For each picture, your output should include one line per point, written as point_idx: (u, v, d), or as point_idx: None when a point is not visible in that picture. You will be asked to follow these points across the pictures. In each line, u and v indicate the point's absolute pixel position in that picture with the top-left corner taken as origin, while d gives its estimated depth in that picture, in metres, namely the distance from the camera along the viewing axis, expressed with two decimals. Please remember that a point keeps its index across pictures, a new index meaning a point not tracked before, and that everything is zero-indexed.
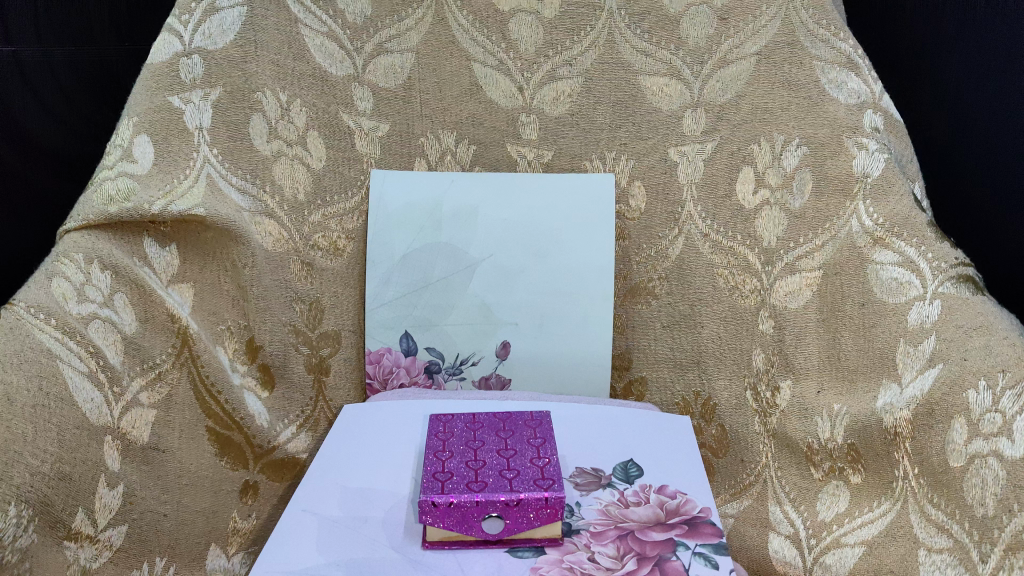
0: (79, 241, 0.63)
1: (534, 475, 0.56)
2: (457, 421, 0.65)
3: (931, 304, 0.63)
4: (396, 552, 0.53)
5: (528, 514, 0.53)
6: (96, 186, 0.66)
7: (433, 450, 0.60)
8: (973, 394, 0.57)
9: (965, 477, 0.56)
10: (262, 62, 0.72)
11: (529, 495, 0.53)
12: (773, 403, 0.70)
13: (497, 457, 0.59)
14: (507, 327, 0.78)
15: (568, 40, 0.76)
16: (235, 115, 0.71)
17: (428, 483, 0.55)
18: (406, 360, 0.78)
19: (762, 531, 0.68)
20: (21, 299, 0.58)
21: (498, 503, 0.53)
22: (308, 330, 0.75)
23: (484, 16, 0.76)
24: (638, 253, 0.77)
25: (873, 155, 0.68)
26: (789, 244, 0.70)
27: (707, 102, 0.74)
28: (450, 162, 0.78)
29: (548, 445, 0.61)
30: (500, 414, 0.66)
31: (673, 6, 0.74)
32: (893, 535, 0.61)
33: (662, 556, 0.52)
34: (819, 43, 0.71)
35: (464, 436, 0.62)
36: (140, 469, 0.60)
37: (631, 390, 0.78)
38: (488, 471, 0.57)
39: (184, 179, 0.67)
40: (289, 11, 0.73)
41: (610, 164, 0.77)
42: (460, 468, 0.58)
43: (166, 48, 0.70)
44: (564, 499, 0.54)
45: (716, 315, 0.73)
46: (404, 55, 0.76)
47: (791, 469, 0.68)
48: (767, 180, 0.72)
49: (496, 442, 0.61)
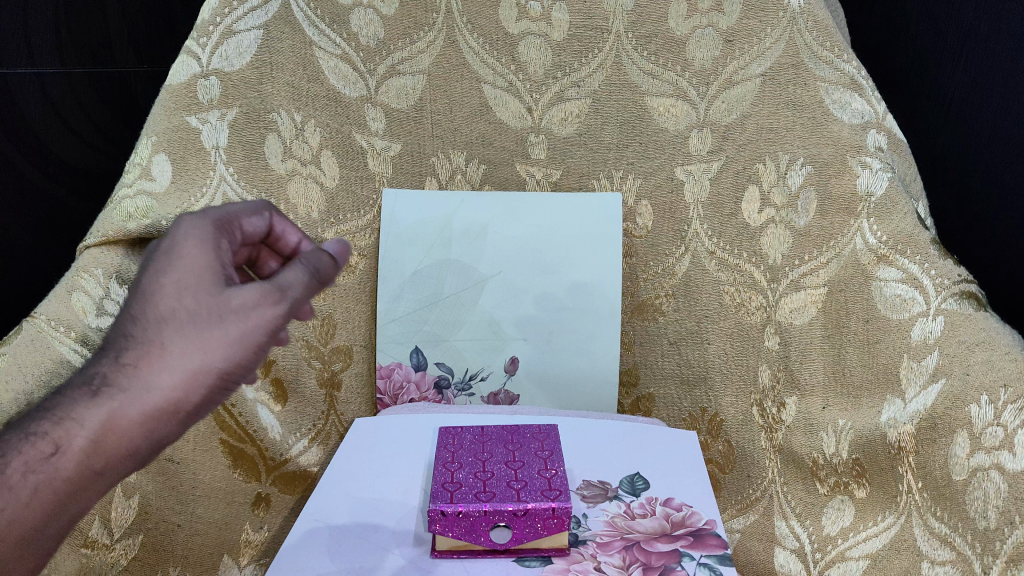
0: (98, 257, 0.64)
1: (542, 486, 0.57)
2: (465, 433, 0.65)
3: (935, 319, 0.64)
4: (405, 560, 0.55)
5: (535, 523, 0.54)
6: (115, 204, 0.68)
7: (442, 461, 0.61)
8: (975, 408, 0.59)
9: (968, 490, 0.58)
10: (278, 84, 0.73)
11: (537, 504, 0.54)
12: (779, 419, 0.71)
13: (505, 468, 0.60)
14: (515, 343, 0.79)
15: (577, 61, 0.78)
16: (251, 134, 0.72)
17: (438, 493, 0.56)
18: (417, 374, 0.79)
19: (768, 545, 0.69)
20: (43, 313, 0.60)
21: (506, 512, 0.54)
22: (320, 344, 0.76)
23: (494, 38, 0.78)
24: (645, 270, 0.78)
25: (877, 175, 0.69)
26: (795, 261, 0.71)
27: (713, 123, 0.75)
28: (461, 181, 0.80)
29: (556, 458, 0.61)
30: (508, 426, 0.66)
31: (679, 29, 0.75)
32: (897, 549, 0.63)
33: (668, 566, 0.54)
34: (823, 65, 0.72)
35: (473, 448, 0.63)
36: (155, 480, 0.61)
37: (638, 406, 0.80)
38: (497, 482, 0.58)
39: (200, 198, 0.70)
40: (304, 34, 0.74)
41: (617, 183, 0.79)
42: (469, 478, 0.58)
43: (184, 70, 0.72)
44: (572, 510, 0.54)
45: (722, 332, 0.74)
46: (416, 76, 0.78)
47: (797, 485, 0.69)
48: (772, 198, 0.73)
49: (505, 454, 0.62)
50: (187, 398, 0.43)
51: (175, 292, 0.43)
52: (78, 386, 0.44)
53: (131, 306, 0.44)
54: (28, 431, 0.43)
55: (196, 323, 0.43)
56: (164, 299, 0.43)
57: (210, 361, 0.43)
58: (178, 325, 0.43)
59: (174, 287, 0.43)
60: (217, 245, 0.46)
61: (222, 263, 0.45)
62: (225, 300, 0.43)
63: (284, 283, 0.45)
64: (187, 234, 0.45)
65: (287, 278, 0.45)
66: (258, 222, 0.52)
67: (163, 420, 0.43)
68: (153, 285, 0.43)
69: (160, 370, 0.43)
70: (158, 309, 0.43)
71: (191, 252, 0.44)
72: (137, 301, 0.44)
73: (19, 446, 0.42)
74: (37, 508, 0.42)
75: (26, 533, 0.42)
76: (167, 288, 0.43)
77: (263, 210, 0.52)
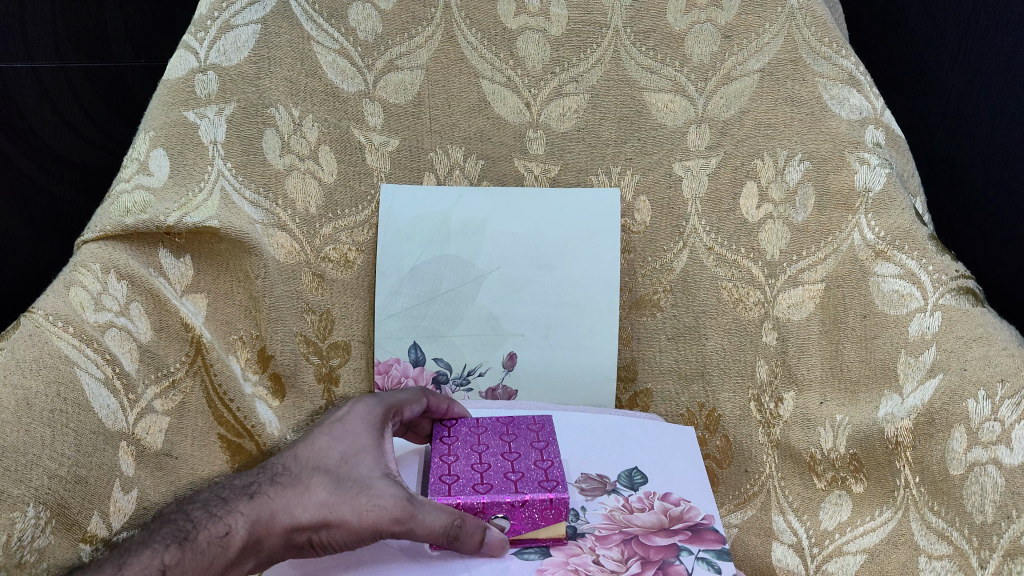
0: (96, 252, 0.65)
1: (540, 476, 0.58)
2: (461, 424, 0.65)
3: (932, 314, 0.64)
4: (402, 551, 0.56)
5: (533, 514, 0.55)
6: (113, 199, 0.68)
7: (438, 453, 0.61)
8: (973, 403, 0.59)
9: (965, 484, 0.58)
10: (276, 79, 0.73)
11: (534, 495, 0.55)
12: (777, 414, 0.71)
13: (501, 460, 0.60)
14: (514, 339, 0.79)
15: (575, 57, 0.77)
16: (249, 130, 0.72)
17: (436, 486, 0.57)
18: (415, 370, 0.79)
19: (765, 540, 0.70)
20: (41, 307, 0.60)
21: (505, 504, 0.55)
22: (319, 340, 0.76)
23: (493, 33, 0.77)
24: (643, 265, 0.78)
25: (874, 170, 0.69)
26: (793, 257, 0.71)
27: (711, 118, 0.75)
28: (459, 177, 0.80)
29: (553, 448, 0.62)
30: (503, 418, 0.66)
31: (677, 24, 0.75)
32: (895, 543, 0.63)
33: (666, 560, 0.55)
34: (821, 60, 0.72)
35: (469, 440, 0.63)
36: (153, 474, 0.63)
37: (636, 402, 0.79)
38: (494, 473, 0.58)
39: (198, 192, 0.69)
40: (302, 29, 0.74)
41: (615, 178, 0.78)
42: (466, 471, 0.59)
43: (182, 64, 0.72)
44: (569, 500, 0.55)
45: (721, 327, 0.74)
46: (414, 71, 0.77)
47: (794, 479, 0.70)
48: (771, 194, 0.72)
49: (501, 445, 0.62)
50: (305, 535, 0.55)
51: (339, 457, 0.57)
52: (241, 489, 0.57)
53: (300, 449, 0.59)
54: (212, 512, 0.55)
55: (340, 487, 0.55)
56: (329, 457, 0.58)
57: (334, 519, 0.54)
58: (328, 480, 0.56)
59: (339, 455, 0.57)
60: (382, 430, 0.61)
61: (384, 458, 0.58)
62: (369, 484, 0.55)
63: (421, 514, 0.53)
64: (362, 417, 0.61)
65: (422, 509, 0.53)
66: (416, 407, 0.64)
67: (290, 544, 0.55)
68: (327, 447, 0.58)
69: (299, 503, 0.55)
70: (322, 461, 0.57)
71: (362, 434, 0.59)
72: (308, 451, 0.59)
73: (206, 522, 0.54)
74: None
75: None
76: (335, 454, 0.58)
77: (423, 396, 0.65)
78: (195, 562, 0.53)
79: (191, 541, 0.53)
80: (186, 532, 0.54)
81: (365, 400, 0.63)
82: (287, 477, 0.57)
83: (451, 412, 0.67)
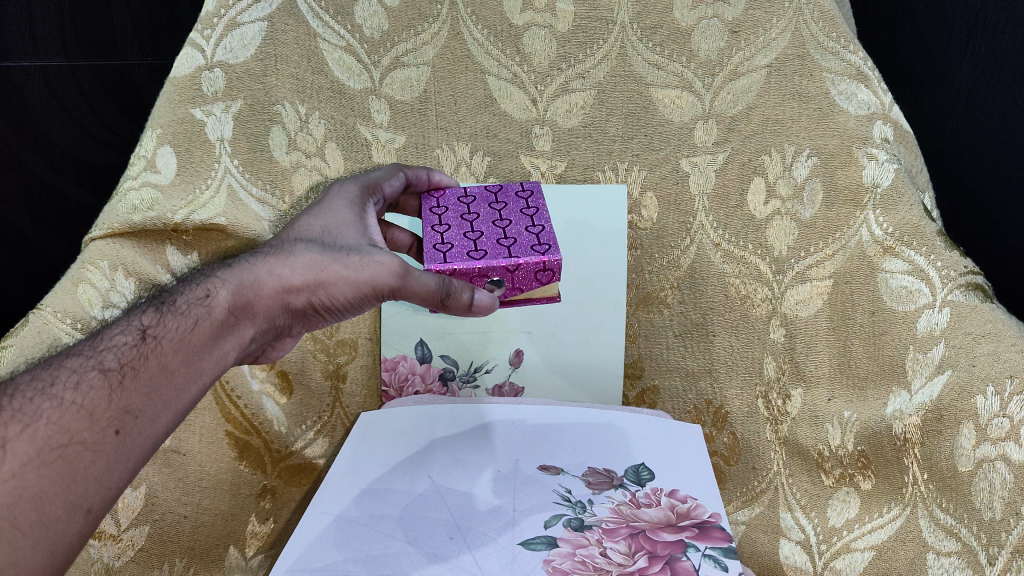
0: (103, 249, 0.67)
1: (532, 241, 0.64)
2: (449, 195, 0.70)
3: (940, 311, 0.65)
4: (412, 546, 0.56)
5: (528, 275, 0.63)
6: (120, 196, 0.70)
7: (430, 224, 0.66)
8: (981, 399, 0.61)
9: (974, 481, 0.60)
10: (283, 77, 0.74)
11: (528, 260, 0.62)
12: (784, 411, 0.71)
13: (493, 227, 0.65)
14: (519, 335, 0.79)
15: (581, 53, 0.76)
16: (255, 127, 0.73)
17: (431, 253, 0.62)
18: (421, 367, 0.78)
19: (773, 537, 0.70)
20: (49, 304, 0.62)
21: (500, 268, 0.61)
22: (325, 338, 0.77)
23: (498, 30, 0.76)
24: (650, 262, 0.77)
25: (883, 166, 0.69)
26: (801, 253, 0.71)
27: (718, 114, 0.74)
28: (465, 173, 0.78)
29: (541, 214, 0.67)
30: (491, 187, 0.71)
31: (683, 20, 0.74)
32: (902, 540, 0.64)
33: (673, 556, 0.54)
34: (828, 56, 0.71)
35: (458, 210, 0.68)
36: (160, 471, 0.67)
37: (643, 399, 0.78)
38: (486, 241, 0.64)
39: (205, 190, 0.71)
40: (308, 26, 0.74)
41: (622, 175, 0.77)
42: (458, 239, 0.64)
43: (189, 61, 0.72)
44: (558, 262, 0.63)
45: (727, 324, 0.74)
46: (420, 68, 0.76)
47: (802, 476, 0.70)
48: (778, 190, 0.72)
49: (490, 215, 0.67)
50: (303, 298, 0.56)
51: (320, 228, 0.58)
52: (220, 266, 0.56)
53: (282, 232, 0.59)
54: (192, 284, 0.54)
55: (327, 250, 0.56)
56: (311, 230, 0.58)
57: (324, 277, 0.55)
58: (312, 246, 0.56)
59: (318, 225, 0.59)
60: (363, 206, 0.62)
61: (363, 220, 0.60)
62: (356, 247, 0.56)
63: (416, 274, 0.56)
64: (339, 194, 0.62)
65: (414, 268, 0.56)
66: (394, 183, 0.66)
67: (283, 305, 0.56)
68: (308, 225, 0.59)
69: (287, 266, 0.55)
70: (303, 233, 0.58)
71: (341, 210, 0.60)
72: (289, 229, 0.59)
73: (188, 292, 0.54)
74: (194, 337, 0.51)
75: (192, 355, 0.51)
76: (317, 226, 0.58)
77: (399, 173, 0.67)
78: (179, 321, 0.51)
79: (170, 306, 0.52)
80: (166, 301, 0.53)
81: (341, 182, 0.64)
82: (270, 250, 0.57)
83: (432, 180, 0.69)
